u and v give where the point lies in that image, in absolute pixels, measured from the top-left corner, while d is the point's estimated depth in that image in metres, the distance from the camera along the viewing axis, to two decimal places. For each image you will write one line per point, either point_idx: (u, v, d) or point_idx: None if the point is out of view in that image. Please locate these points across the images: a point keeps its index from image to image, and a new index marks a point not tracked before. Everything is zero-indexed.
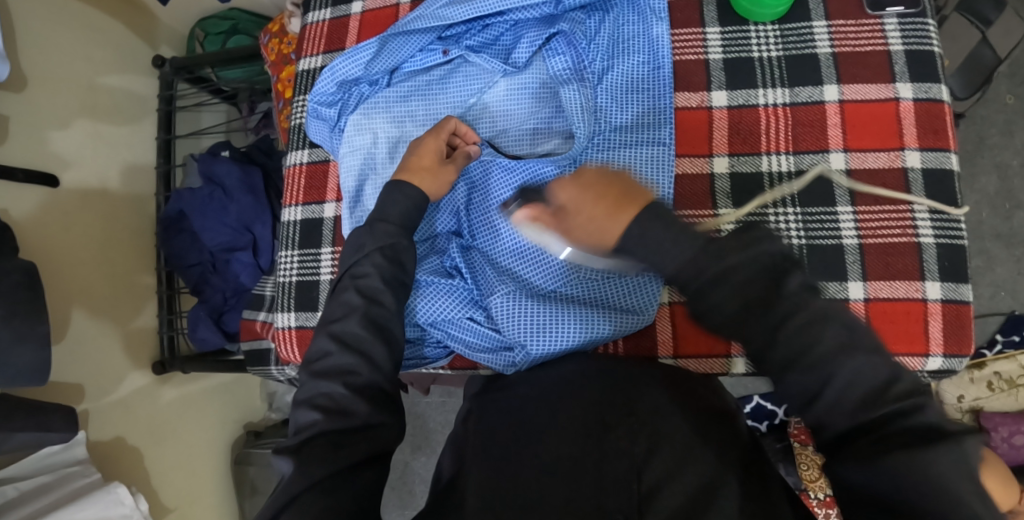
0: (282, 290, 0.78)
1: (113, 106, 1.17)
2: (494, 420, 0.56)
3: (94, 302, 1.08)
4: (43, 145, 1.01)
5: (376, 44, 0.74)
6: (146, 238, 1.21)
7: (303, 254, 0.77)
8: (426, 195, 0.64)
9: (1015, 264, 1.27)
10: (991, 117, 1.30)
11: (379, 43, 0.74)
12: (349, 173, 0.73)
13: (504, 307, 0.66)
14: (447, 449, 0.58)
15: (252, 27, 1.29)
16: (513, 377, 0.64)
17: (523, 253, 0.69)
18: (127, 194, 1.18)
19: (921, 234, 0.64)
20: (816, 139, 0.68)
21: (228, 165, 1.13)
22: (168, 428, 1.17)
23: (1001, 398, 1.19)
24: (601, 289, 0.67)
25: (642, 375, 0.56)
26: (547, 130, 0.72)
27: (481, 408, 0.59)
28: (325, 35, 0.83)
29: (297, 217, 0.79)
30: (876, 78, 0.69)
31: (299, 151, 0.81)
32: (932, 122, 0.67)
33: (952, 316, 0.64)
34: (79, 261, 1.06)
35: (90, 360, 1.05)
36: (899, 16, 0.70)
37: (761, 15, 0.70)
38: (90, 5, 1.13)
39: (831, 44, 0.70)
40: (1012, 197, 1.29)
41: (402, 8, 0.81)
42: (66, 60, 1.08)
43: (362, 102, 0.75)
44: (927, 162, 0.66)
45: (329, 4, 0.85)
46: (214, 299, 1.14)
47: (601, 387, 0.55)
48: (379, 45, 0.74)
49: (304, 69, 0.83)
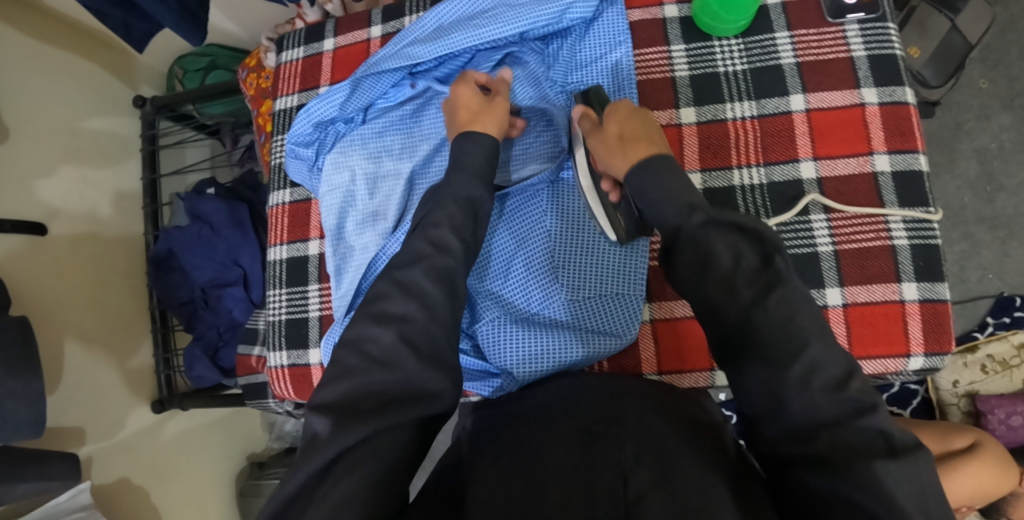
0: (272, 328, 0.79)
1: (96, 149, 1.17)
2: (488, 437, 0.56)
3: (88, 347, 1.08)
4: (29, 194, 1.02)
5: (349, 85, 0.75)
6: (139, 277, 1.22)
7: (292, 292, 0.78)
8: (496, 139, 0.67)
9: (1000, 246, 1.29)
10: (967, 102, 1.32)
11: (352, 84, 0.76)
12: (331, 211, 0.74)
13: (490, 335, 0.68)
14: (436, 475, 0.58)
15: (231, 62, 1.29)
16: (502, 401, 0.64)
17: (504, 279, 0.70)
18: (116, 236, 1.19)
19: (894, 237, 0.66)
20: (785, 149, 0.69)
21: (214, 202, 1.13)
22: (171, 465, 1.18)
23: (997, 380, 1.20)
24: (582, 311, 0.68)
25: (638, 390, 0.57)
26: (524, 157, 0.73)
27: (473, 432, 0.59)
28: (299, 74, 0.85)
29: (283, 256, 0.79)
30: (841, 84, 0.70)
31: (280, 191, 0.82)
32: (899, 124, 0.68)
33: (930, 314, 0.65)
34: (71, 306, 1.07)
35: (88, 404, 1.05)
36: (860, 21, 0.71)
37: (723, 30, 0.71)
38: (69, 50, 1.13)
39: (795, 54, 0.71)
40: (993, 180, 1.30)
41: (373, 43, 0.83)
42: (49, 107, 1.08)
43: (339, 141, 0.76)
44: (896, 165, 0.67)
45: (301, 43, 0.86)
46: (209, 335, 1.15)
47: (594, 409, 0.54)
48: (352, 86, 0.76)
49: (280, 109, 0.85)
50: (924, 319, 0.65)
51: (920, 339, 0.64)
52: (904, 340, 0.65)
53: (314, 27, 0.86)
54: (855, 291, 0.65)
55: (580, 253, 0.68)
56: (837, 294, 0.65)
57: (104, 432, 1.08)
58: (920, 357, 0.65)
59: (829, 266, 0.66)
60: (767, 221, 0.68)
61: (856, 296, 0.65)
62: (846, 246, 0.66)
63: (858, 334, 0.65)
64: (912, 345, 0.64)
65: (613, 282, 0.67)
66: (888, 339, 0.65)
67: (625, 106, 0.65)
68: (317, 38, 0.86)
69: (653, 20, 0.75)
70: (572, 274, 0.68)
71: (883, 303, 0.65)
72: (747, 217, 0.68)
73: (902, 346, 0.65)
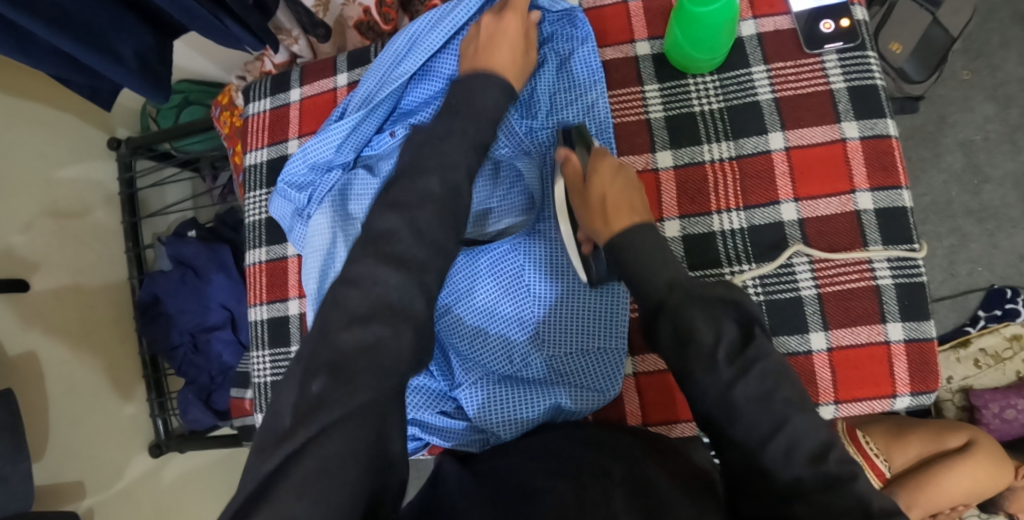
0: (258, 391, 0.78)
1: (73, 198, 1.16)
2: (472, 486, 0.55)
3: (81, 401, 1.08)
4: (8, 255, 1.00)
5: (347, 129, 0.74)
6: (127, 323, 1.21)
7: (275, 354, 0.77)
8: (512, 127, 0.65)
9: (989, 238, 1.24)
10: (950, 95, 1.27)
11: (350, 127, 0.74)
12: (311, 274, 0.73)
13: (473, 394, 0.67)
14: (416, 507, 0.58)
15: (206, 97, 1.26)
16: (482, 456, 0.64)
17: (485, 334, 0.69)
18: (101, 284, 1.18)
19: (878, 277, 0.66)
20: (765, 191, 0.68)
21: (196, 246, 1.12)
22: (173, 507, 1.19)
23: (989, 373, 1.18)
24: (565, 365, 0.67)
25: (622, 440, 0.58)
26: (499, 210, 0.72)
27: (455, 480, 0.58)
28: (268, 127, 0.83)
29: (264, 316, 0.79)
30: (820, 120, 0.69)
31: (257, 249, 0.81)
32: (881, 159, 0.68)
33: (915, 354, 0.65)
34: (61, 361, 1.06)
35: (85, 459, 1.06)
36: (838, 52, 0.70)
37: (698, 68, 0.70)
38: (38, 100, 1.10)
39: (772, 89, 0.70)
40: (979, 172, 1.25)
41: (340, 93, 0.81)
42: (21, 162, 1.06)
43: (332, 188, 0.75)
44: (879, 202, 0.67)
45: (268, 93, 0.84)
46: (201, 379, 1.15)
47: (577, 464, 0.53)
48: (350, 129, 0.74)
49: (251, 163, 0.84)
50: (909, 359, 0.65)
51: (906, 379, 0.65)
52: (890, 381, 0.65)
53: (280, 76, 0.84)
54: (840, 334, 0.66)
55: (559, 306, 0.68)
56: (822, 338, 0.66)
57: (105, 483, 1.08)
58: (906, 396, 0.65)
59: (813, 309, 0.66)
60: (749, 267, 0.68)
61: (842, 340, 0.66)
62: (829, 289, 0.66)
63: (844, 377, 0.65)
64: (898, 385, 0.65)
65: (596, 334, 0.67)
66: (874, 380, 0.65)
67: (609, 162, 0.65)
68: (284, 87, 0.84)
69: (626, 58, 0.74)
70: (554, 328, 0.68)
71: (869, 344, 0.65)
72: (730, 263, 0.68)
73: (888, 386, 0.65)
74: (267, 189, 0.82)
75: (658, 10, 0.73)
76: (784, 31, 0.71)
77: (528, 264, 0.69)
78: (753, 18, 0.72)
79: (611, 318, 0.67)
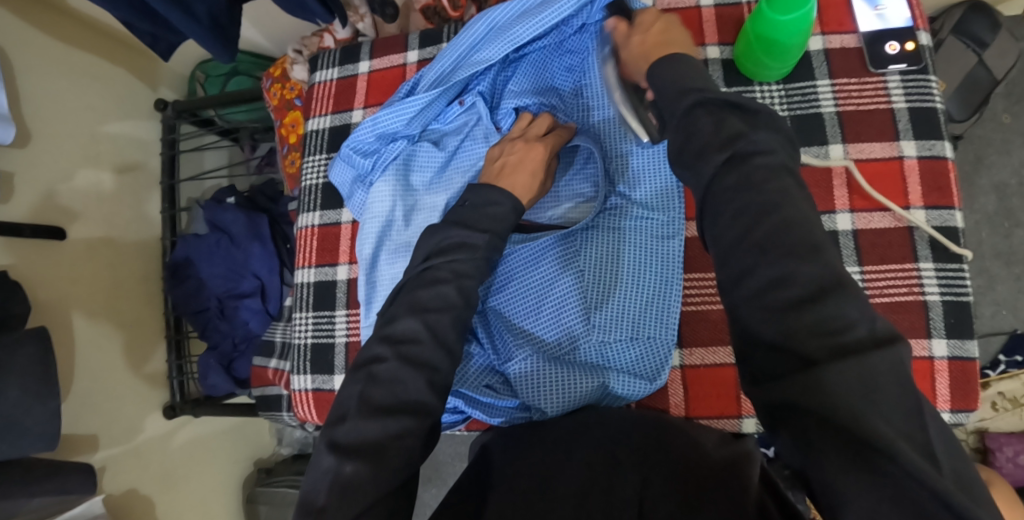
0: (297, 352, 0.79)
1: (116, 153, 1.15)
2: (511, 480, 0.57)
3: (105, 353, 1.07)
4: (48, 201, 1.00)
5: (421, 103, 0.75)
6: (153, 282, 1.21)
7: (318, 316, 0.78)
8: (532, 180, 0.68)
9: (1017, 282, 1.19)
10: (989, 137, 1.22)
11: (424, 102, 0.75)
12: (368, 239, 0.74)
13: (521, 371, 0.68)
14: (453, 495, 0.58)
15: (254, 69, 1.28)
16: (523, 429, 0.65)
17: (536, 314, 0.71)
18: (133, 240, 1.18)
19: (926, 291, 0.67)
20: (822, 199, 0.71)
21: (234, 213, 1.13)
22: (182, 469, 1.18)
23: (1006, 417, 1.10)
24: (614, 352, 0.68)
25: (651, 430, 0.60)
26: (559, 195, 0.75)
27: (498, 465, 0.60)
28: (333, 95, 0.85)
29: (311, 279, 0.80)
30: (880, 136, 0.71)
31: (310, 213, 0.82)
32: (936, 179, 0.69)
33: (958, 372, 0.66)
34: (88, 312, 1.05)
35: (102, 411, 1.05)
36: (901, 73, 0.72)
37: (767, 76, 0.72)
38: (92, 52, 1.11)
39: (835, 103, 0.72)
40: (1012, 216, 1.20)
41: (409, 68, 0.83)
42: (70, 109, 1.06)
43: (399, 159, 0.76)
44: (931, 221, 0.69)
45: (336, 63, 0.86)
46: (224, 345, 1.15)
47: (597, 462, 0.57)
48: (423, 104, 0.75)
49: (313, 129, 0.85)
50: (951, 376, 0.66)
51: (947, 396, 0.67)
52: (931, 397, 0.67)
53: (349, 48, 0.86)
54: (920, 346, 0.67)
55: (612, 293, 0.68)
56: (939, 345, 0.67)
57: (117, 438, 1.07)
58: (946, 413, 0.67)
59: None
60: None
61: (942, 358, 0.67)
62: (878, 299, 0.68)
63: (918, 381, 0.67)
64: (939, 401, 0.67)
65: (647, 323, 0.67)
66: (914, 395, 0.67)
67: (652, 13, 0.64)
68: (352, 59, 0.85)
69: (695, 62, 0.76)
70: (604, 315, 0.68)
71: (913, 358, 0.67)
72: None
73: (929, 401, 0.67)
74: (326, 154, 0.83)
75: (729, 18, 0.76)
76: (851, 48, 0.73)
77: (585, 250, 0.70)
78: (821, 34, 0.74)
79: (664, 310, 0.67)
